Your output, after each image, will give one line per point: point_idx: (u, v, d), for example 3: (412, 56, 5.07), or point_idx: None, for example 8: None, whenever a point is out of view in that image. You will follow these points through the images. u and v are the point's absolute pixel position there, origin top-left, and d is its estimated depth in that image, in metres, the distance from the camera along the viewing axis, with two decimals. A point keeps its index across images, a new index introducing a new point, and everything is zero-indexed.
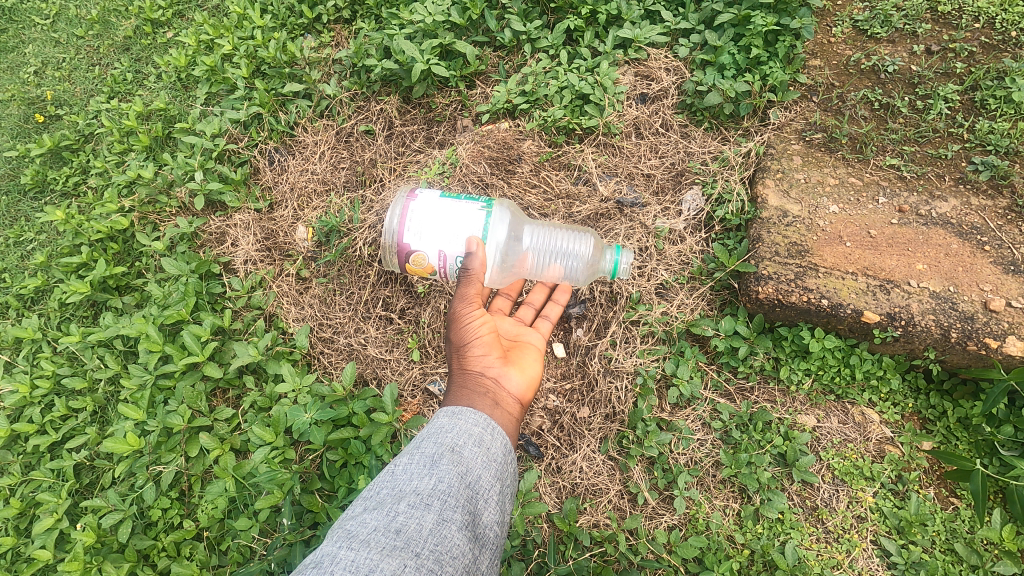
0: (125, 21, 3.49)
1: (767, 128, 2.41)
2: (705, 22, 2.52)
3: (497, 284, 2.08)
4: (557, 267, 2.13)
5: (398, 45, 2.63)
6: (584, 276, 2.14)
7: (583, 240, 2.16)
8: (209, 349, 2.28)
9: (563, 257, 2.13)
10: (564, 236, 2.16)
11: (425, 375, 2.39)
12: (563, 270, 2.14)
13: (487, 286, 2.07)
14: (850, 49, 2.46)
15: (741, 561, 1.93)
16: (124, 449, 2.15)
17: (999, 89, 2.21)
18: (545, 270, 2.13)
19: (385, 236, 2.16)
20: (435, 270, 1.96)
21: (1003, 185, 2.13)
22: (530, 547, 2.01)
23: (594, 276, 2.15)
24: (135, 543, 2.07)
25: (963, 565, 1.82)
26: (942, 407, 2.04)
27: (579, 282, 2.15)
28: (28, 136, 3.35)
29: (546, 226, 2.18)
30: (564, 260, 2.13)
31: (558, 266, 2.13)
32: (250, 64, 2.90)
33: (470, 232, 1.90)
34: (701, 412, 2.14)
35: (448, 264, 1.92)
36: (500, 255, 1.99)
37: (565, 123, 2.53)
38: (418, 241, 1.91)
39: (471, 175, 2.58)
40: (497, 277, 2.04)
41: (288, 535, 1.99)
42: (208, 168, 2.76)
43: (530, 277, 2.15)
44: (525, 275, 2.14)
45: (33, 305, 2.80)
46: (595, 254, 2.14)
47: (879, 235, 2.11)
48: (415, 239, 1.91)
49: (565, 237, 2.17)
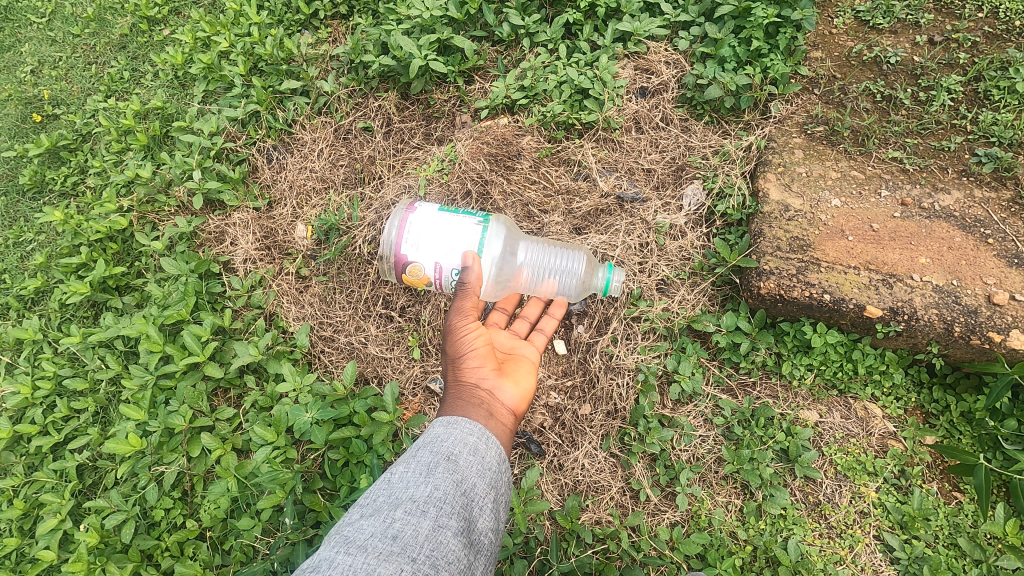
0: (121, 18, 3.48)
1: (768, 122, 2.38)
2: (706, 14, 2.51)
3: (493, 296, 2.09)
4: (551, 284, 2.13)
5: (395, 40, 2.60)
6: (578, 293, 2.15)
7: (577, 257, 2.16)
8: (209, 349, 2.27)
9: (556, 272, 2.13)
10: (560, 253, 2.16)
11: (426, 374, 2.38)
12: (556, 286, 2.14)
13: (482, 299, 2.07)
14: (851, 41, 2.44)
15: (744, 557, 1.92)
16: (126, 450, 2.15)
17: (1003, 80, 2.19)
18: (538, 286, 2.13)
19: (383, 245, 2.15)
20: (431, 281, 1.95)
21: (1007, 177, 2.11)
22: (532, 545, 2.00)
23: (587, 292, 2.16)
24: (139, 543, 2.07)
25: (966, 559, 1.82)
26: (945, 401, 2.03)
27: (572, 298, 2.16)
28: (26, 136, 3.34)
29: (541, 243, 2.19)
30: (558, 276, 2.13)
31: (552, 281, 2.13)
32: (247, 61, 2.89)
33: (467, 246, 1.89)
34: (702, 409, 2.13)
35: (444, 277, 1.91)
36: (495, 270, 1.99)
37: (564, 118, 2.51)
38: (415, 252, 1.91)
39: (470, 172, 2.55)
40: (493, 291, 2.05)
41: (291, 535, 1.98)
42: (206, 167, 2.75)
43: (525, 292, 2.15)
44: (521, 290, 2.14)
45: (34, 306, 2.79)
46: (589, 271, 2.15)
47: (882, 228, 2.09)
48: (412, 251, 1.91)
49: (560, 253, 2.17)
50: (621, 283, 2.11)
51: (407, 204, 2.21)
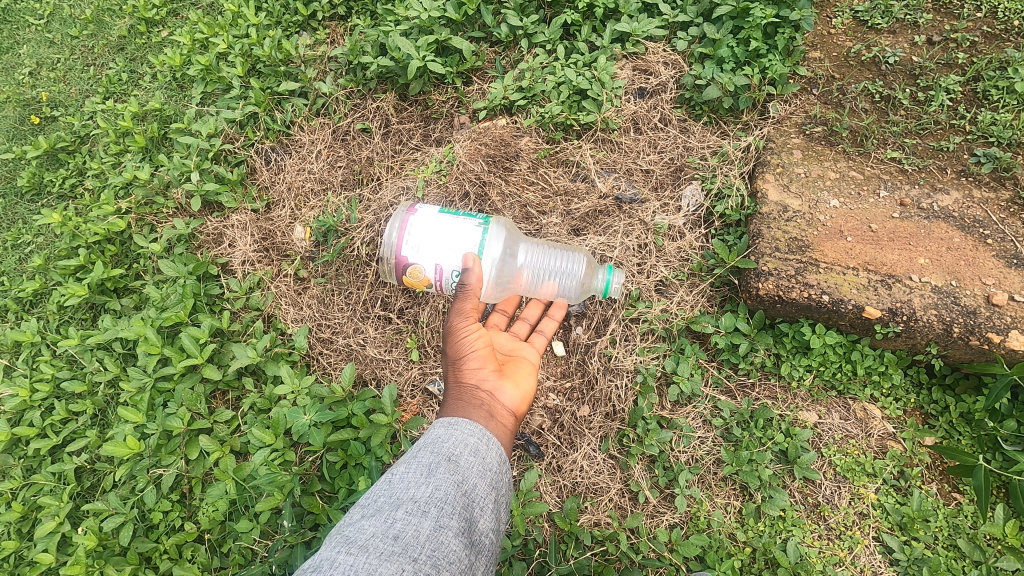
0: (120, 20, 3.48)
1: (766, 122, 2.38)
2: (704, 14, 2.51)
3: (493, 298, 2.09)
4: (551, 285, 2.13)
5: (393, 41, 2.60)
6: (578, 294, 2.14)
7: (578, 258, 2.16)
8: (207, 351, 2.26)
9: (557, 274, 2.13)
10: (560, 255, 2.16)
11: (425, 376, 2.37)
12: (556, 288, 2.13)
13: (482, 300, 2.06)
14: (850, 41, 2.44)
15: (743, 559, 1.91)
16: (124, 452, 2.14)
17: (1002, 80, 2.18)
18: (538, 287, 2.13)
19: (383, 247, 2.15)
20: (431, 283, 1.95)
21: (1006, 177, 2.10)
22: (531, 547, 2.00)
23: (587, 294, 2.15)
24: (137, 546, 2.07)
25: (966, 561, 1.81)
26: (945, 402, 2.03)
27: (572, 300, 2.16)
28: (23, 137, 3.32)
29: (541, 244, 2.18)
30: (558, 278, 2.12)
31: (552, 283, 2.12)
32: (245, 63, 2.89)
33: (467, 248, 1.89)
34: (701, 410, 2.13)
35: (444, 278, 1.91)
36: (496, 271, 1.99)
37: (562, 119, 2.50)
38: (416, 254, 1.91)
39: (469, 174, 2.54)
40: (493, 293, 2.05)
41: (288, 537, 1.97)
42: (204, 168, 2.74)
43: (525, 294, 2.15)
44: (521, 291, 2.14)
45: (32, 308, 2.78)
46: (589, 273, 2.15)
47: (881, 229, 2.09)
48: (412, 252, 1.91)
49: (560, 255, 2.16)
50: (621, 285, 2.12)
51: (408, 206, 2.20)
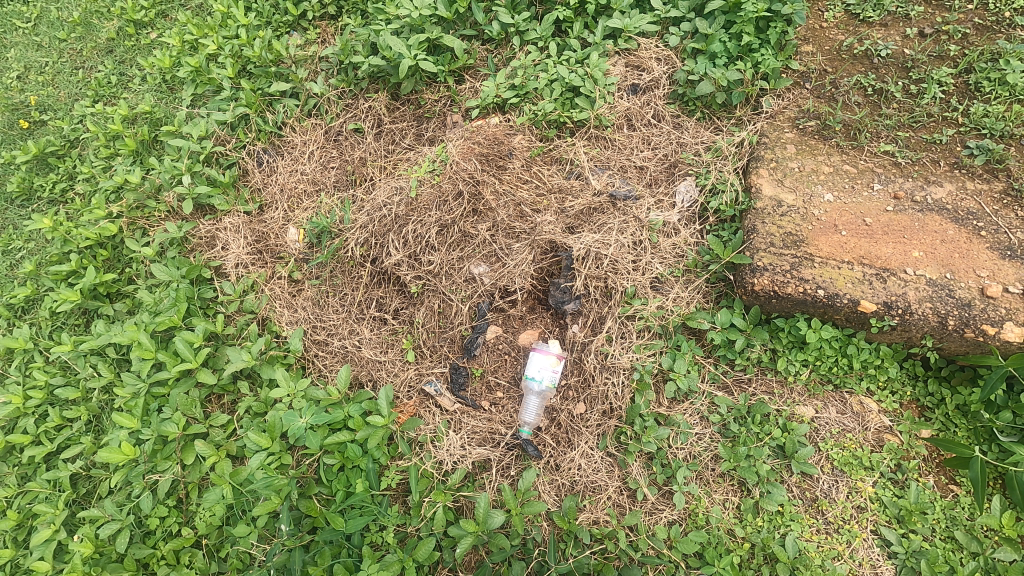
0: (108, 22, 3.46)
1: (759, 117, 2.39)
2: (696, 9, 2.50)
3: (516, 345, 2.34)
4: (521, 401, 2.29)
5: (384, 40, 2.58)
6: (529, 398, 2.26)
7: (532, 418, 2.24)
8: (202, 355, 2.22)
9: (528, 415, 2.25)
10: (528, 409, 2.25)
11: (421, 376, 2.33)
12: (519, 405, 2.27)
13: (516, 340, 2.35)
14: (841, 34, 2.45)
15: (742, 554, 1.92)
16: (119, 459, 2.08)
17: (993, 71, 2.17)
18: (534, 384, 2.23)
19: (421, 277, 2.41)
20: (468, 305, 2.34)
21: (999, 169, 2.10)
22: (530, 546, 1.96)
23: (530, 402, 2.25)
24: (135, 552, 2.04)
25: (964, 552, 1.82)
26: (941, 394, 2.04)
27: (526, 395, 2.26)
28: (12, 142, 3.28)
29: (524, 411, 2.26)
30: (520, 417, 2.25)
31: (532, 398, 2.25)
32: (236, 64, 2.86)
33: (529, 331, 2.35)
34: (699, 406, 2.14)
35: (476, 304, 2.34)
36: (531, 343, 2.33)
37: (555, 117, 2.50)
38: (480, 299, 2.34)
39: (462, 173, 2.45)
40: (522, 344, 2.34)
41: (287, 541, 1.94)
42: (196, 171, 2.73)
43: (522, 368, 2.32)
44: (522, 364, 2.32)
45: (24, 315, 2.75)
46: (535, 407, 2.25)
47: (875, 222, 2.09)
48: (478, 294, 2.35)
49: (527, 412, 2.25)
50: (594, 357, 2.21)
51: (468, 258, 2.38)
